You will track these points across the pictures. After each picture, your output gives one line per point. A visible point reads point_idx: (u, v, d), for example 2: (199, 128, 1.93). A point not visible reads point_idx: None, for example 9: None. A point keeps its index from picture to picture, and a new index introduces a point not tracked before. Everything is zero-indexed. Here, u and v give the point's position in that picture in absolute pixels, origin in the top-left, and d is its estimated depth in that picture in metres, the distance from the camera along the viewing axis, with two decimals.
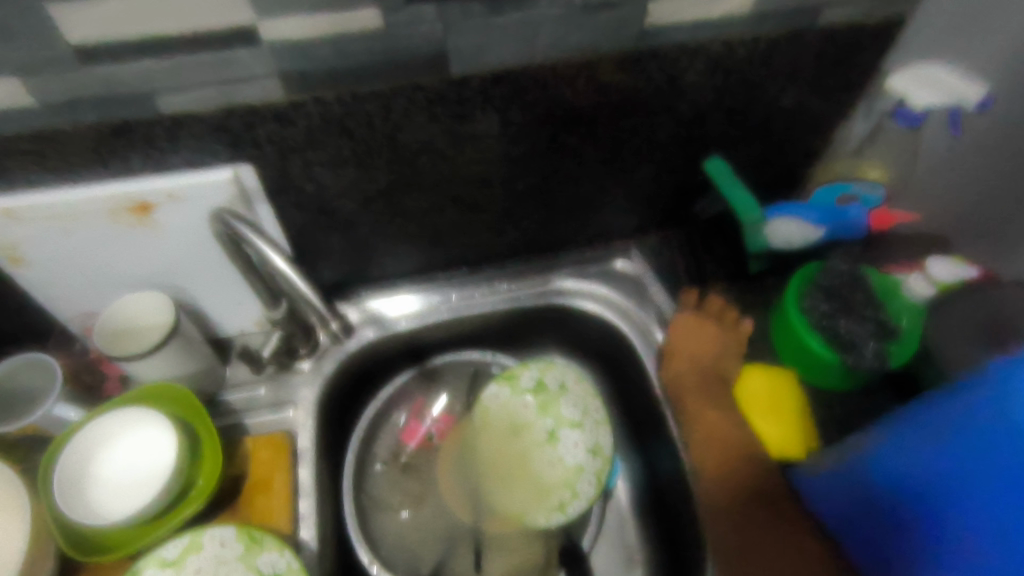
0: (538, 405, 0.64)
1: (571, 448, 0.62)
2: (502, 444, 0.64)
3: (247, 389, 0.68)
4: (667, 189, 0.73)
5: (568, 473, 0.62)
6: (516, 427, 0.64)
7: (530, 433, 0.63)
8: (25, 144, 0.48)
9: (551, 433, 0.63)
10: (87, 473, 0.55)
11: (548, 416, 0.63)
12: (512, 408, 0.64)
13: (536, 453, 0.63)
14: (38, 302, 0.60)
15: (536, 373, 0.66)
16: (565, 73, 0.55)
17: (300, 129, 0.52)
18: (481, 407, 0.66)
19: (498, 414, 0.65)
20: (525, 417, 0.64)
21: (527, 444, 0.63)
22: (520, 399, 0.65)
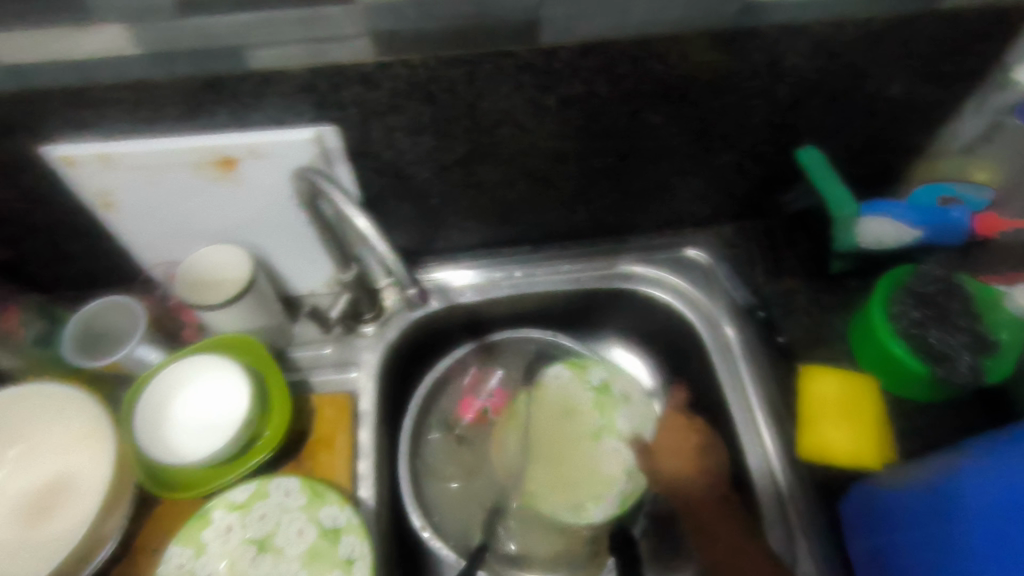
0: (597, 403, 0.67)
1: (611, 450, 0.64)
2: (547, 424, 0.67)
3: (315, 347, 0.70)
4: (751, 177, 0.69)
5: (600, 478, 0.62)
6: (568, 411, 0.67)
7: (581, 421, 0.66)
8: (121, 93, 0.48)
9: (598, 432, 0.65)
10: (163, 413, 0.58)
11: (599, 415, 0.66)
12: (569, 392, 0.68)
13: (579, 444, 0.64)
14: (125, 248, 0.62)
15: (607, 375, 0.69)
16: (658, 49, 0.52)
17: (384, 92, 0.52)
18: (540, 385, 0.69)
19: (554, 393, 0.68)
20: (580, 405, 0.67)
21: (573, 431, 0.66)
22: (578, 390, 0.68)
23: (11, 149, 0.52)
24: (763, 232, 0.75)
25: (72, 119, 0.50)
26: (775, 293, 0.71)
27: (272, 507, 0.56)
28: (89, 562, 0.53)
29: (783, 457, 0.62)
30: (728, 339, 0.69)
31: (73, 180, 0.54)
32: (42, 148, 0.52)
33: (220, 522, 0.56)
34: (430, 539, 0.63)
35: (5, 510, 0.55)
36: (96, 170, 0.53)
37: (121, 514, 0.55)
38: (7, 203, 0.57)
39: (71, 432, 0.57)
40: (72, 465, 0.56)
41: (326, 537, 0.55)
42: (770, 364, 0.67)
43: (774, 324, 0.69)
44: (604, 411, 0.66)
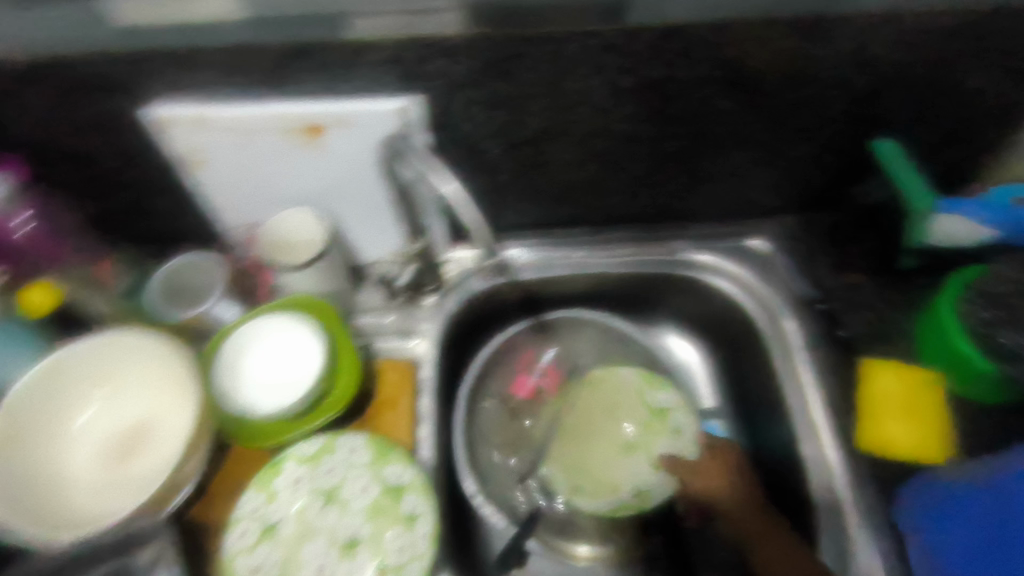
0: (646, 420, 0.67)
1: (636, 465, 0.65)
2: (587, 417, 0.70)
3: (378, 314, 0.72)
4: (821, 168, 0.68)
5: (604, 485, 0.64)
6: (611, 413, 0.69)
7: (619, 426, 0.67)
8: (222, 57, 0.50)
9: (629, 443, 0.66)
10: (239, 366, 0.61)
11: (637, 429, 0.67)
12: (620, 396, 0.69)
13: (603, 447, 0.67)
14: (207, 208, 0.65)
15: (671, 404, 0.68)
16: (744, 34, 0.52)
17: (469, 66, 0.52)
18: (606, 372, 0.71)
19: (607, 390, 0.70)
20: (626, 413, 0.68)
21: (608, 432, 0.67)
22: (625, 397, 0.69)
23: (114, 109, 0.54)
24: (827, 225, 0.75)
25: (174, 81, 0.52)
26: (837, 287, 0.70)
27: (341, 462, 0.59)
28: (172, 498, 0.56)
29: (839, 449, 0.62)
30: (788, 330, 0.69)
31: (167, 139, 0.56)
32: (142, 109, 0.54)
33: (291, 473, 0.59)
34: (482, 505, 0.66)
35: (93, 449, 0.58)
36: (190, 130, 0.56)
37: (199, 457, 0.58)
38: (104, 160, 0.60)
39: (155, 375, 0.60)
40: (158, 406, 0.60)
41: (389, 494, 0.58)
42: (828, 356, 0.67)
43: (835, 317, 0.69)
44: (643, 429, 0.66)
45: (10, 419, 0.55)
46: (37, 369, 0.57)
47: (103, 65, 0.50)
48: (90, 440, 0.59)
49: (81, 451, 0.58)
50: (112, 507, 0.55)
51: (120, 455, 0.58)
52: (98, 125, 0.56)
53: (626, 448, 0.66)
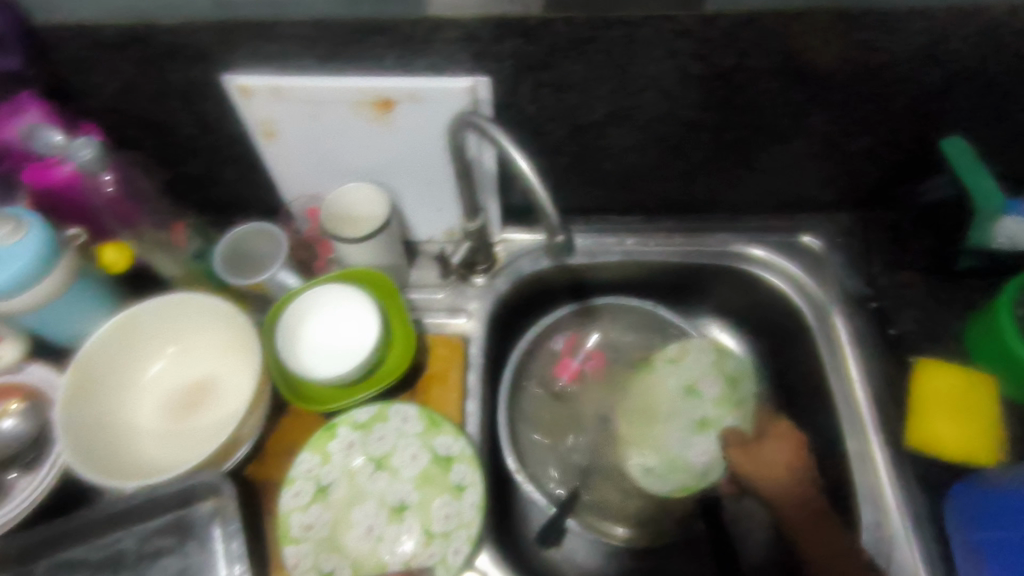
0: (721, 394, 0.67)
1: (697, 442, 0.66)
2: (670, 395, 0.69)
3: (429, 290, 0.73)
4: (882, 165, 0.68)
5: (673, 462, 0.66)
6: (693, 389, 0.68)
7: (697, 403, 0.67)
8: (307, 30, 0.52)
9: (703, 421, 0.66)
10: (298, 333, 0.62)
11: (714, 408, 0.67)
12: (697, 371, 0.69)
13: (680, 424, 0.67)
14: (274, 179, 0.67)
15: (739, 374, 0.68)
16: (819, 25, 0.52)
17: (543, 47, 0.53)
18: (684, 348, 0.70)
19: (691, 366, 0.69)
20: (705, 390, 0.68)
21: (687, 409, 0.67)
22: (699, 373, 0.69)
23: (198, 76, 0.57)
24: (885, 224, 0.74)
25: (258, 51, 0.54)
26: (890, 285, 0.70)
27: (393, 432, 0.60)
28: (229, 459, 0.58)
29: (886, 446, 0.63)
30: (837, 327, 0.68)
31: (244, 109, 0.58)
32: (224, 77, 0.56)
33: (345, 438, 0.60)
34: (522, 483, 0.68)
35: (159, 402, 0.62)
36: (267, 101, 0.57)
37: (256, 421, 0.59)
38: (182, 126, 0.62)
39: (218, 338, 0.64)
40: (220, 368, 0.64)
41: (438, 464, 0.59)
42: (878, 354, 0.67)
43: (886, 316, 0.68)
44: (720, 407, 0.66)
45: (88, 370, 0.58)
46: (113, 323, 0.59)
47: (193, 33, 0.52)
48: (156, 394, 0.63)
49: (148, 403, 0.62)
50: (175, 457, 0.59)
51: (184, 410, 0.62)
52: (181, 91, 0.58)
53: (699, 425, 0.66)
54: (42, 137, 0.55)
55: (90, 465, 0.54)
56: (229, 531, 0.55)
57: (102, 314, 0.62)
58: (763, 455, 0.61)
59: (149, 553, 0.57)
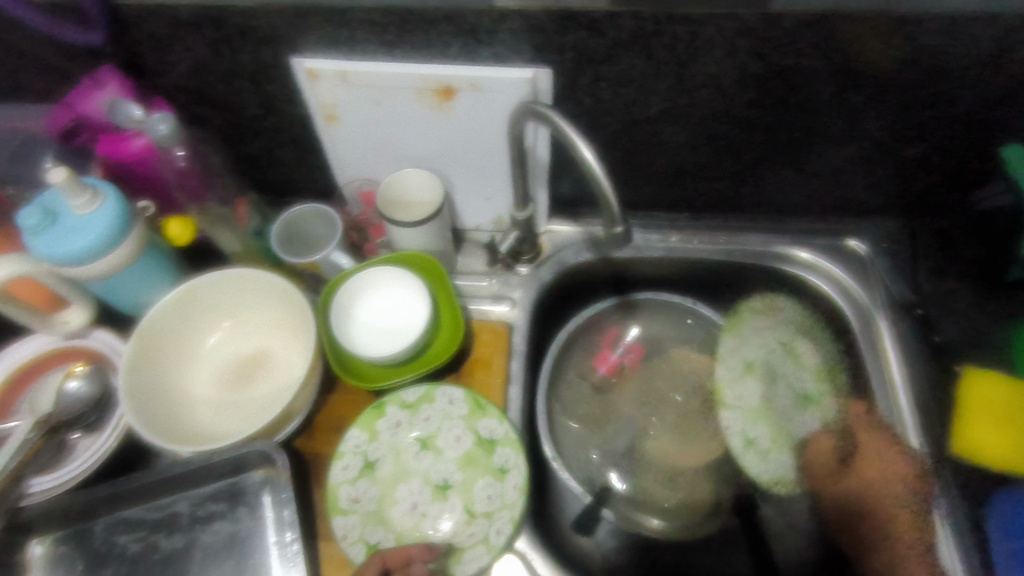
0: (818, 369, 0.71)
1: (793, 403, 0.70)
2: (767, 353, 0.72)
3: (476, 278, 0.74)
4: (934, 172, 0.67)
5: (781, 434, 0.69)
6: (790, 351, 0.72)
7: (797, 371, 0.71)
8: (377, 17, 0.54)
9: (808, 395, 0.70)
10: (350, 313, 0.64)
11: (811, 380, 0.71)
12: (789, 338, 0.73)
13: (783, 395, 0.70)
14: (330, 162, 0.68)
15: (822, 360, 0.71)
16: (883, 28, 0.52)
17: (607, 41, 0.54)
18: (772, 305, 0.74)
19: (782, 328, 0.73)
20: (805, 358, 0.72)
21: (789, 374, 0.71)
22: (790, 335, 0.73)
23: (267, 58, 0.58)
24: (935, 231, 0.73)
25: (327, 36, 0.56)
26: (936, 291, 0.70)
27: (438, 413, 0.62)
28: (282, 430, 0.60)
29: (925, 453, 0.64)
30: (883, 337, 0.69)
31: (308, 92, 0.60)
32: (292, 60, 0.57)
33: (392, 416, 0.62)
34: (560, 471, 0.69)
35: (212, 373, 0.64)
36: (332, 85, 0.59)
37: (308, 395, 0.61)
38: (247, 107, 0.64)
39: (271, 314, 0.66)
40: (272, 342, 0.66)
41: (482, 446, 0.61)
42: (922, 360, 0.67)
43: (931, 324, 0.69)
44: (821, 381, 0.70)
45: (149, 338, 0.60)
46: (174, 294, 0.62)
47: (266, 17, 0.54)
48: (209, 365, 0.65)
49: (202, 374, 0.64)
50: (228, 426, 0.61)
51: (236, 382, 0.64)
52: (249, 73, 0.60)
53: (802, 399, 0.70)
54: (123, 111, 0.56)
55: (151, 428, 0.56)
56: (280, 499, 0.57)
57: (166, 285, 0.64)
58: (870, 463, 0.65)
59: (202, 517, 0.59)
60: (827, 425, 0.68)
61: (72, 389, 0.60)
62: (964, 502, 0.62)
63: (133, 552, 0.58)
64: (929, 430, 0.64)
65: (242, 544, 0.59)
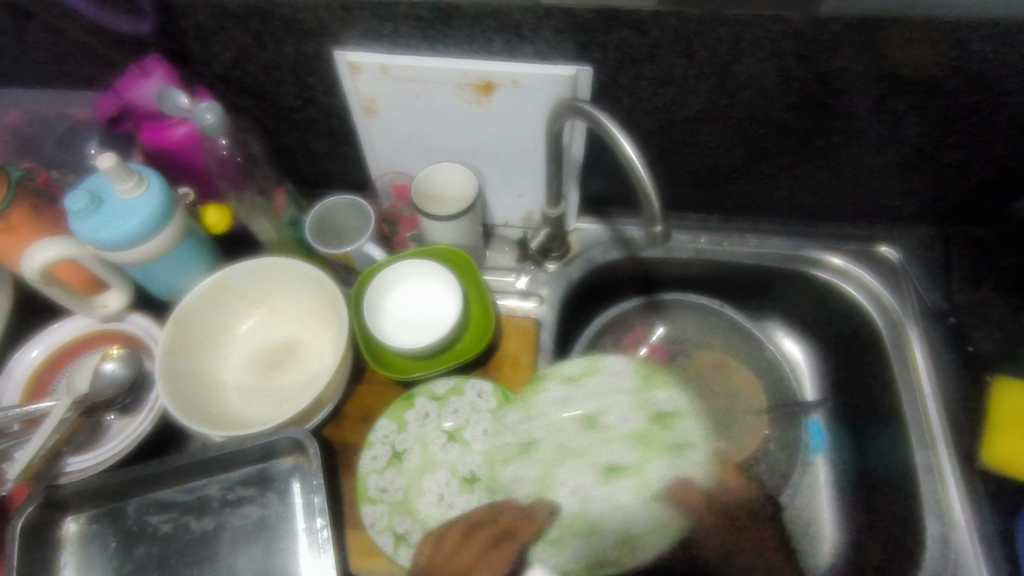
0: (641, 431, 0.68)
1: (587, 473, 0.66)
2: (557, 425, 0.66)
3: (504, 273, 0.74)
4: (973, 181, 0.67)
5: (586, 523, 0.64)
6: (593, 422, 0.68)
7: (601, 441, 0.67)
8: (423, 11, 0.54)
9: (613, 467, 0.67)
10: (381, 304, 0.64)
11: (622, 448, 0.67)
12: (600, 403, 0.68)
13: (587, 474, 0.66)
14: (366, 154, 0.69)
15: (677, 408, 0.71)
16: (932, 34, 0.52)
17: (650, 41, 0.54)
18: (591, 366, 0.69)
19: (593, 393, 0.68)
20: (617, 425, 0.68)
21: (590, 447, 0.67)
22: (594, 401, 0.68)
23: (311, 50, 0.59)
24: (970, 241, 0.73)
25: (373, 29, 0.56)
26: (968, 301, 0.70)
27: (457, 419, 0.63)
28: (312, 418, 0.61)
29: (956, 463, 0.63)
30: (912, 346, 0.68)
31: (350, 85, 0.60)
32: (336, 52, 0.58)
33: (421, 408, 0.63)
34: None
35: (243, 360, 0.65)
36: (374, 79, 0.59)
37: (340, 384, 0.62)
38: (286, 98, 0.65)
39: (303, 303, 0.66)
40: (302, 332, 0.66)
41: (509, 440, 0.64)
42: (953, 369, 0.67)
43: (964, 332, 0.68)
44: (633, 446, 0.67)
45: (185, 322, 0.61)
46: (210, 280, 0.62)
47: (313, 9, 0.55)
48: (241, 352, 0.66)
49: (233, 360, 0.65)
50: (259, 412, 0.62)
51: (266, 369, 0.65)
52: (291, 64, 0.60)
53: (609, 471, 0.66)
54: (170, 99, 0.57)
55: (186, 411, 0.57)
56: (310, 485, 0.58)
57: (200, 271, 0.65)
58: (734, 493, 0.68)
59: (232, 501, 0.60)
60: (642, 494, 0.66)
61: (108, 370, 0.61)
62: (995, 515, 0.61)
63: (164, 532, 0.59)
64: (960, 440, 0.64)
65: (270, 530, 0.59)
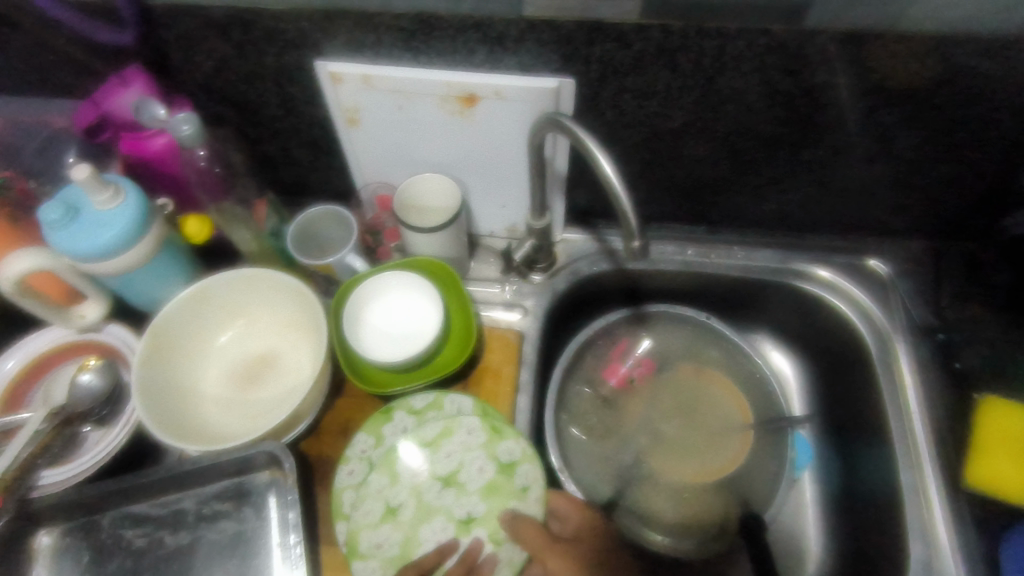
0: (492, 481, 0.60)
1: (448, 525, 0.59)
2: (419, 488, 0.60)
3: (488, 284, 0.74)
4: (962, 196, 0.66)
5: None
6: (454, 477, 0.60)
7: (457, 498, 0.60)
8: (406, 23, 0.53)
9: (468, 518, 0.59)
10: (361, 315, 0.64)
11: (476, 501, 0.59)
12: (454, 460, 0.60)
13: (439, 529, 0.59)
14: (350, 164, 0.68)
15: (519, 455, 0.60)
16: (917, 50, 0.52)
17: (633, 53, 0.53)
18: (447, 426, 0.61)
19: (446, 455, 0.61)
20: (468, 480, 0.60)
21: (446, 504, 0.59)
22: (450, 460, 0.60)
23: (293, 60, 0.58)
24: (961, 254, 0.72)
25: (355, 39, 0.56)
26: (959, 317, 0.69)
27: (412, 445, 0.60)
28: (289, 432, 0.60)
29: (942, 481, 0.62)
30: (900, 360, 0.67)
31: (332, 95, 0.60)
32: (318, 62, 0.57)
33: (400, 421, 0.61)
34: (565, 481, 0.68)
35: (221, 372, 0.64)
36: (356, 89, 0.59)
37: (318, 396, 0.61)
38: (268, 106, 0.64)
39: (284, 314, 0.66)
40: (281, 344, 0.66)
41: (503, 472, 0.60)
42: (940, 386, 0.66)
43: (952, 348, 0.67)
44: (486, 500, 0.59)
45: (161, 333, 0.61)
46: (188, 291, 0.62)
47: (295, 20, 0.54)
48: (219, 364, 0.65)
49: (211, 372, 0.64)
50: (235, 426, 0.61)
51: (243, 382, 0.64)
52: (274, 74, 0.60)
53: (465, 524, 0.59)
54: (147, 110, 0.56)
55: (160, 423, 0.56)
56: (286, 501, 0.57)
57: (180, 282, 0.64)
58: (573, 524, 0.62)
59: (207, 515, 0.59)
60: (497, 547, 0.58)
61: (84, 382, 0.60)
62: (980, 537, 0.60)
63: (138, 547, 0.58)
64: (946, 459, 0.63)
65: (246, 545, 0.58)
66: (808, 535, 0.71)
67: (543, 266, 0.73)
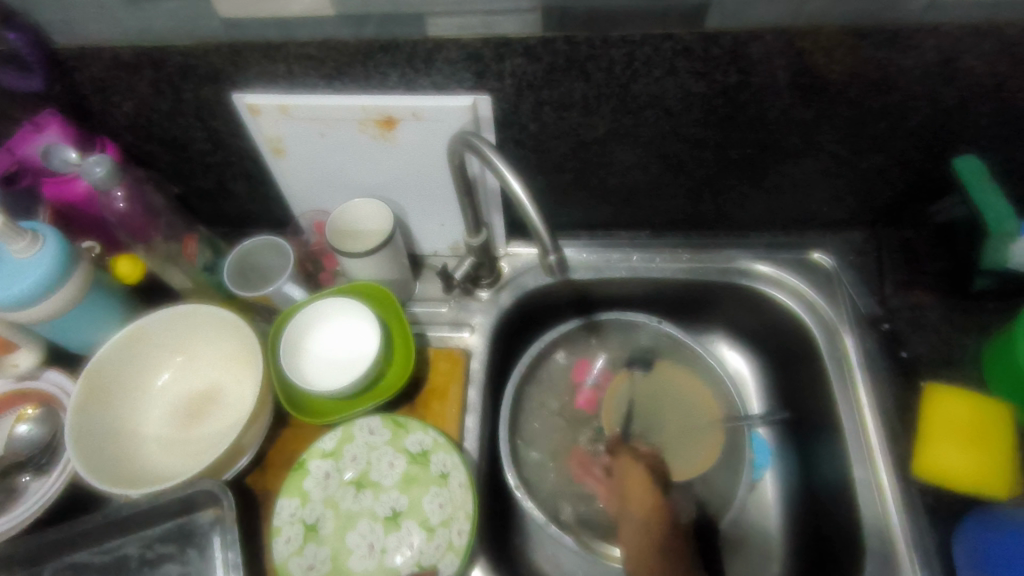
0: (407, 473, 0.60)
1: (373, 527, 0.58)
2: (333, 498, 0.60)
3: (433, 304, 0.73)
4: (896, 184, 0.66)
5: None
6: (365, 480, 0.60)
7: (375, 497, 0.60)
8: (314, 51, 0.53)
9: (393, 513, 0.59)
10: (301, 346, 0.63)
11: (395, 495, 0.60)
12: (361, 462, 0.61)
13: (365, 531, 0.58)
14: (284, 193, 0.68)
15: (429, 443, 0.60)
16: (827, 43, 0.51)
17: (543, 66, 0.53)
18: (347, 432, 0.62)
19: (352, 459, 0.61)
20: (381, 478, 0.60)
21: (366, 507, 0.59)
22: (357, 463, 0.61)
23: (210, 94, 0.58)
24: (897, 246, 0.71)
25: (267, 71, 0.56)
26: (903, 305, 0.68)
27: (321, 467, 0.60)
28: (231, 467, 0.59)
29: (894, 472, 0.61)
30: (850, 358, 0.67)
31: (253, 127, 0.60)
32: (234, 95, 0.57)
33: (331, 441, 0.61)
34: (521, 499, 0.66)
35: (163, 411, 0.64)
36: (274, 119, 0.59)
37: (259, 428, 0.60)
38: (195, 142, 0.64)
39: (227, 350, 0.65)
40: (223, 379, 0.65)
41: (416, 462, 0.60)
42: (889, 377, 0.66)
43: (899, 337, 0.67)
44: (404, 492, 0.60)
45: (97, 376, 0.60)
46: (124, 332, 0.62)
47: (204, 54, 0.54)
48: (161, 403, 0.64)
49: (154, 412, 0.63)
50: (177, 465, 0.60)
51: (187, 419, 0.63)
52: (193, 109, 0.60)
53: (391, 520, 0.59)
54: (58, 155, 0.57)
55: (93, 469, 0.55)
56: (226, 540, 0.56)
57: (115, 323, 0.64)
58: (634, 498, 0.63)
59: (152, 559, 0.58)
60: (428, 539, 0.57)
61: (22, 433, 0.60)
62: (932, 526, 0.59)
63: None
64: (897, 449, 0.62)
65: None
66: (772, 535, 0.71)
67: (487, 282, 0.72)
